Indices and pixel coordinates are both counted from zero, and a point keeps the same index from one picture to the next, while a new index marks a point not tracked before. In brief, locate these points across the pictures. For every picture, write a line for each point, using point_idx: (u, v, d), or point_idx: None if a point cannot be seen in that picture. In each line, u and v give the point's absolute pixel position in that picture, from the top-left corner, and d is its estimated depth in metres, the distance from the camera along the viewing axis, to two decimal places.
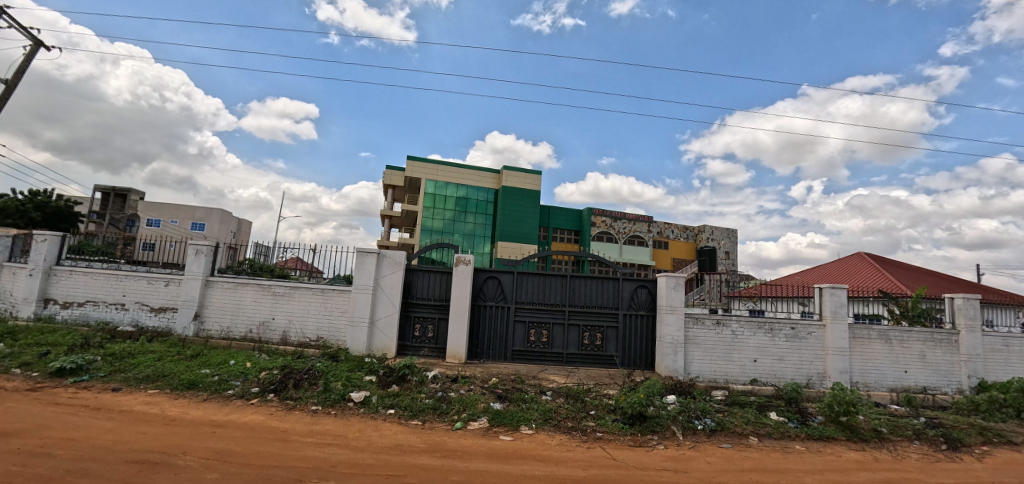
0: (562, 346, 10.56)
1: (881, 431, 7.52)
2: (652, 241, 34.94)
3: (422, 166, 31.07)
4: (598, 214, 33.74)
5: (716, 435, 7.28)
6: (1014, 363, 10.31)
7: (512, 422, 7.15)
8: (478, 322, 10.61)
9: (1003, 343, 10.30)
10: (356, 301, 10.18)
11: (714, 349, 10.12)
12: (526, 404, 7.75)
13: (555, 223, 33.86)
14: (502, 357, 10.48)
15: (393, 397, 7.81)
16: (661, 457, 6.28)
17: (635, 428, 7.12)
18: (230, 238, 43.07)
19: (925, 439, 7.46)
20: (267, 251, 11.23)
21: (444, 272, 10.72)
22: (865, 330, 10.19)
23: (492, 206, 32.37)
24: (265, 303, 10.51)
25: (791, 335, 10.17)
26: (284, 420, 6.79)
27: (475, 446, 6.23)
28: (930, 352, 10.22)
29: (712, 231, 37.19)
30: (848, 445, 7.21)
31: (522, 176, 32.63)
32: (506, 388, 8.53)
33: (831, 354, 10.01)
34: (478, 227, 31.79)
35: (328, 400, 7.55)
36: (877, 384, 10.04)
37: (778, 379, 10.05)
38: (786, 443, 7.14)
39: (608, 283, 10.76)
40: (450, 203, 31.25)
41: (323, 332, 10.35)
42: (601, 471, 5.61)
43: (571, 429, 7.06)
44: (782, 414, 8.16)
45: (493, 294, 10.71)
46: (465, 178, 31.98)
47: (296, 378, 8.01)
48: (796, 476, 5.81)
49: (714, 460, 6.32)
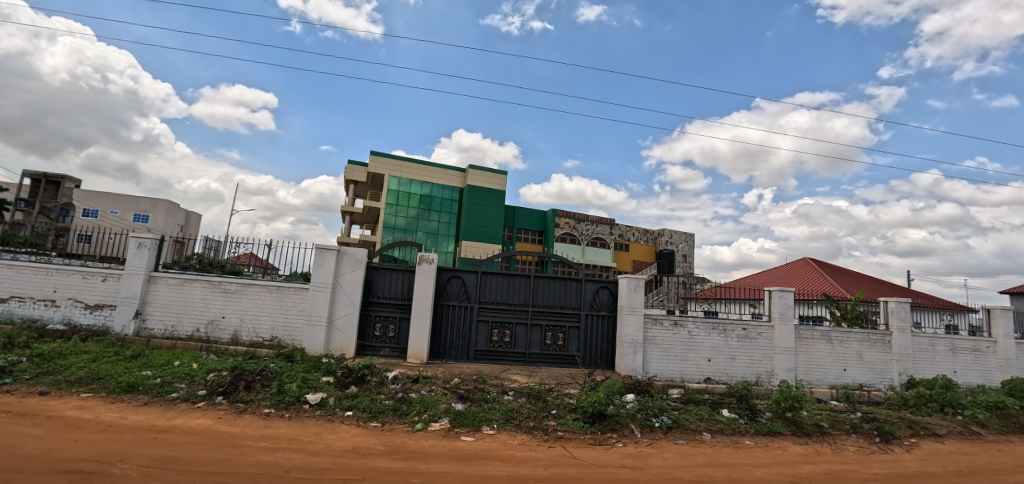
0: (525, 346, 10.60)
1: (822, 426, 8.00)
2: (614, 244, 35.75)
3: (386, 163, 30.39)
4: (562, 216, 34.20)
5: (672, 432, 7.51)
6: (938, 362, 11.24)
7: (474, 422, 7.09)
8: (440, 322, 10.47)
9: (929, 343, 11.21)
10: (314, 300, 9.81)
11: (671, 349, 10.44)
12: (488, 405, 7.71)
13: (519, 224, 34.00)
14: (465, 357, 10.40)
15: (352, 398, 7.57)
16: (621, 455, 6.41)
17: (595, 426, 7.25)
18: (177, 231, 40.52)
19: (861, 433, 8.02)
20: (218, 245, 10.64)
21: (408, 270, 10.52)
22: (810, 330, 10.84)
23: (457, 205, 32.12)
24: (215, 301, 9.94)
25: (742, 336, 10.66)
26: (234, 425, 6.45)
27: (436, 448, 6.15)
28: (866, 352, 10.97)
29: (671, 235, 38.51)
30: (793, 439, 7.63)
31: (487, 176, 32.55)
32: (468, 389, 8.46)
33: (778, 354, 10.58)
34: (442, 227, 31.47)
35: (282, 402, 7.22)
36: (819, 382, 10.69)
37: (730, 377, 10.50)
38: (736, 439, 7.47)
39: (571, 283, 10.88)
40: (414, 200, 30.73)
41: (278, 331, 9.91)
42: (561, 470, 5.65)
43: (533, 429, 7.08)
44: (733, 411, 8.52)
45: (456, 293, 10.60)
46: (430, 176, 31.55)
47: (247, 380, 7.63)
48: (746, 470, 6.08)
49: (670, 456, 6.52)
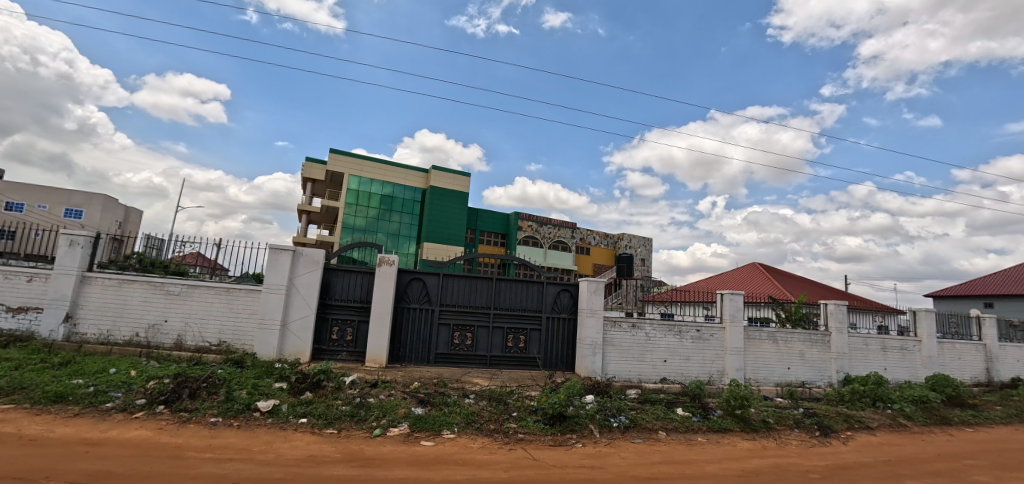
0: (486, 349, 10.57)
1: (768, 422, 8.44)
2: (575, 247, 36.28)
3: (345, 161, 29.53)
4: (525, 219, 34.39)
5: (629, 431, 7.71)
6: (871, 360, 12.13)
7: (434, 426, 6.99)
8: (400, 325, 10.27)
9: (863, 343, 12.08)
10: (266, 302, 9.39)
11: (629, 350, 10.71)
12: (448, 408, 7.62)
13: (482, 226, 33.91)
14: (425, 360, 10.25)
15: (306, 405, 7.28)
16: (580, 455, 6.51)
17: (555, 428, 7.32)
18: (113, 227, 37.67)
19: (802, 427, 8.52)
20: (161, 244, 9.90)
21: (368, 272, 10.26)
22: (757, 332, 11.43)
23: (418, 206, 31.62)
24: (157, 303, 9.31)
25: (696, 337, 11.09)
26: (176, 435, 6.05)
27: (395, 453, 6.02)
28: (808, 351, 11.68)
29: (630, 239, 39.58)
30: (741, 435, 8.01)
31: (450, 177, 32.25)
32: (428, 392, 8.34)
33: (729, 354, 11.10)
34: (403, 227, 30.88)
35: (230, 411, 6.84)
36: (765, 380, 11.29)
37: (684, 377, 10.89)
38: (689, 436, 7.76)
39: (533, 286, 10.96)
40: (373, 200, 29.99)
41: (226, 336, 9.40)
42: (522, 472, 5.67)
43: (493, 432, 7.07)
44: (687, 409, 8.84)
45: (417, 296, 10.44)
46: (391, 175, 30.91)
47: (192, 387, 7.18)
48: (700, 466, 6.32)
49: (627, 455, 6.68)
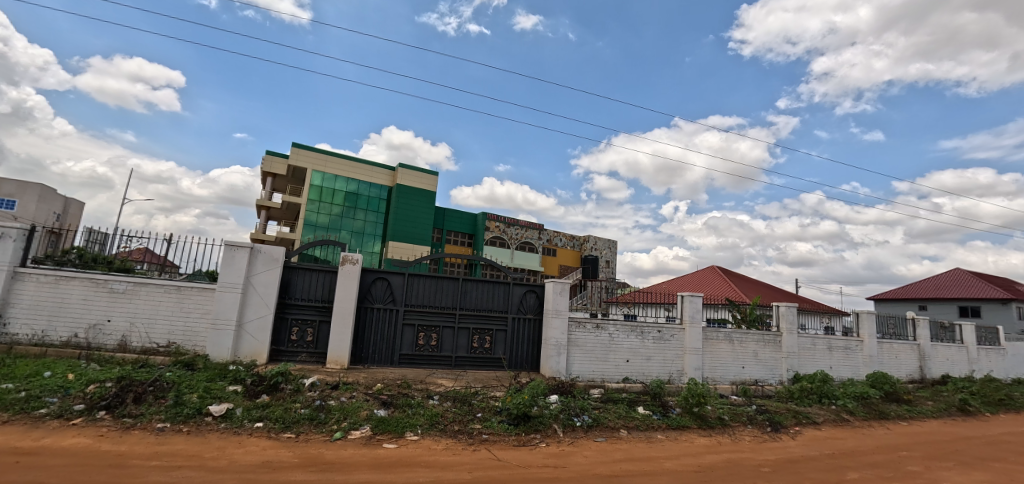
0: (451, 350, 10.50)
1: (723, 419, 8.77)
2: (541, 248, 36.57)
3: (308, 156, 28.68)
4: (492, 220, 34.38)
5: (592, 430, 7.84)
6: (818, 359, 12.81)
7: (397, 428, 6.88)
8: (363, 325, 10.05)
9: (811, 343, 12.76)
10: (221, 301, 8.98)
11: (593, 350, 10.87)
12: (412, 410, 7.52)
13: (449, 226, 33.64)
14: (388, 361, 10.07)
15: (263, 409, 7.01)
16: (544, 454, 6.56)
17: (520, 428, 7.35)
18: (50, 220, 35.03)
19: (755, 423, 8.90)
20: (105, 239, 9.28)
21: (330, 271, 9.98)
22: (715, 332, 11.88)
23: (384, 204, 31.05)
24: (99, 302, 8.74)
25: (657, 337, 11.40)
26: (119, 443, 5.69)
27: (356, 457, 5.88)
28: (761, 351, 12.23)
29: (596, 242, 40.26)
30: (698, 432, 8.29)
31: (417, 175, 31.83)
32: (391, 394, 8.19)
33: (688, 354, 11.47)
34: (368, 226, 30.26)
35: (179, 416, 6.49)
36: (721, 379, 11.74)
37: (645, 376, 11.16)
38: (649, 434, 7.97)
39: (499, 287, 10.97)
40: (337, 197, 29.20)
41: (176, 336, 8.93)
42: (486, 472, 5.67)
43: (457, 433, 7.03)
44: (648, 407, 9.07)
45: (381, 296, 10.24)
46: (357, 172, 30.22)
47: (137, 392, 6.77)
48: (658, 462, 6.51)
49: (590, 453, 6.79)
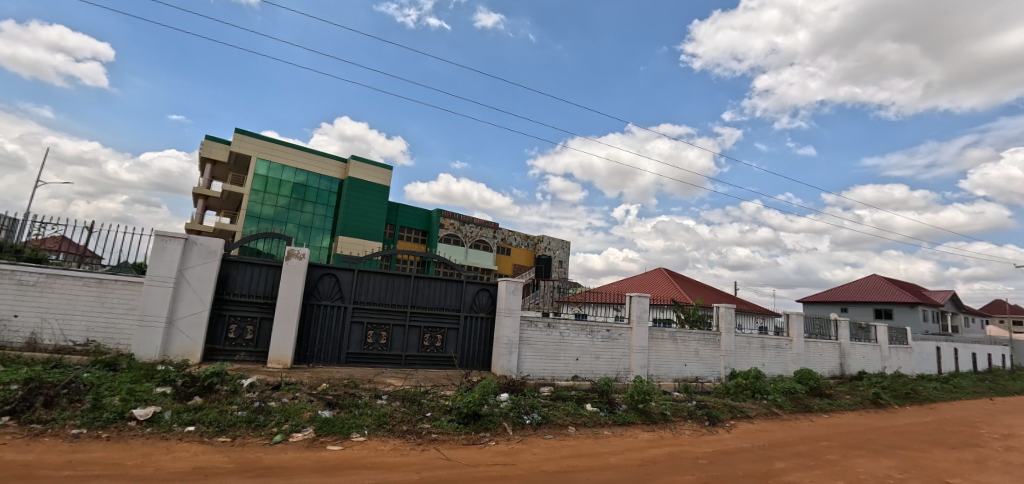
0: (401, 348, 10.29)
1: (666, 415, 9.14)
2: (496, 247, 36.63)
3: (253, 143, 27.23)
4: (447, 217, 34.05)
5: (541, 427, 7.93)
6: (753, 357, 13.64)
7: (342, 429, 6.66)
8: (308, 322, 9.65)
9: (746, 341, 13.57)
10: (149, 296, 8.33)
11: (544, 349, 11.00)
12: (359, 410, 7.30)
13: (402, 222, 32.96)
14: (335, 360, 9.73)
15: (195, 412, 6.57)
16: (493, 453, 6.57)
17: (469, 426, 7.32)
18: None
19: (695, 418, 9.35)
20: (13, 224, 8.44)
21: (274, 265, 9.52)
22: (660, 331, 12.37)
23: (335, 197, 29.98)
24: (5, 295, 7.88)
25: (606, 336, 11.71)
26: (25, 452, 5.14)
27: (297, 460, 5.63)
28: (702, 349, 12.85)
29: (549, 242, 40.81)
30: (642, 427, 8.60)
31: (370, 169, 30.97)
32: (337, 394, 7.92)
33: (634, 352, 11.87)
34: (316, 219, 29.08)
35: (97, 421, 5.96)
36: (665, 376, 12.23)
37: (594, 374, 11.43)
38: (596, 430, 8.17)
39: (452, 285, 10.87)
40: (284, 188, 27.89)
41: (96, 334, 8.20)
42: (434, 472, 5.59)
43: (405, 433, 6.90)
44: (595, 404, 9.30)
45: (329, 293, 9.88)
46: (306, 163, 28.99)
47: (48, 395, 6.15)
48: (604, 457, 6.69)
49: (538, 450, 6.87)
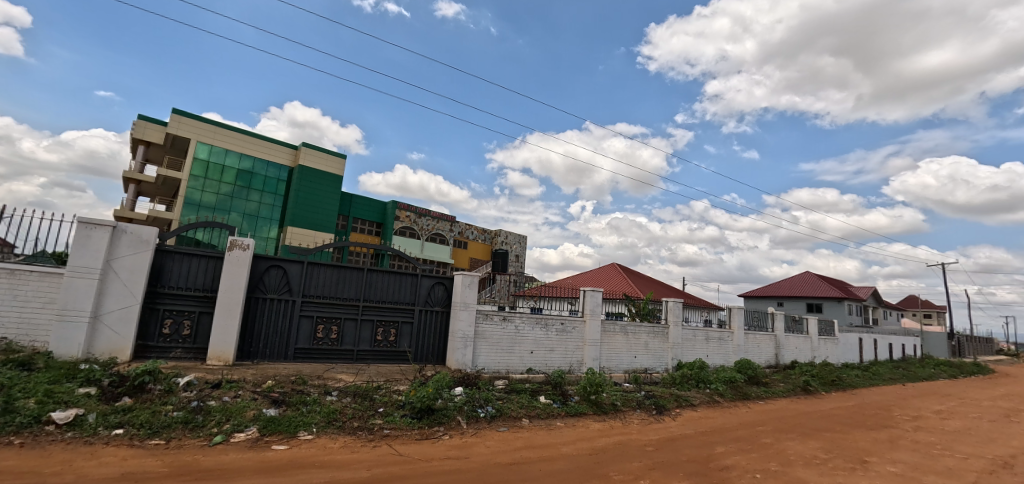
0: (352, 343, 10.01)
1: (616, 405, 9.43)
2: (452, 240, 36.32)
3: (193, 126, 25.59)
4: (403, 209, 33.39)
5: (495, 420, 7.97)
6: (698, 348, 14.31)
7: (289, 428, 6.40)
8: (252, 317, 9.19)
9: (692, 334, 14.22)
10: (71, 289, 7.65)
11: (499, 343, 11.04)
12: (307, 407, 7.04)
13: (356, 213, 31.98)
14: (281, 356, 9.33)
15: (123, 413, 6.10)
16: (446, 447, 6.54)
17: (422, 421, 7.25)
18: None
19: (643, 408, 9.70)
20: None
21: (215, 256, 8.99)
22: (612, 325, 12.74)
23: (284, 185, 28.64)
24: None
25: (560, 329, 11.90)
26: None
27: (238, 462, 5.36)
28: (651, 341, 13.34)
29: (506, 236, 40.95)
30: (594, 418, 8.83)
31: (322, 157, 29.82)
32: (283, 391, 7.59)
33: (587, 345, 12.16)
34: (263, 208, 27.70)
35: (8, 426, 5.41)
36: (616, 367, 12.61)
37: (548, 367, 11.60)
38: (549, 422, 8.31)
39: (406, 278, 10.69)
40: (227, 175, 26.35)
41: (7, 330, 7.43)
42: (385, 468, 5.49)
43: (356, 429, 6.73)
44: (549, 397, 9.45)
45: (275, 286, 9.45)
46: (252, 148, 27.50)
47: None
48: (556, 448, 6.82)
49: (492, 443, 6.91)
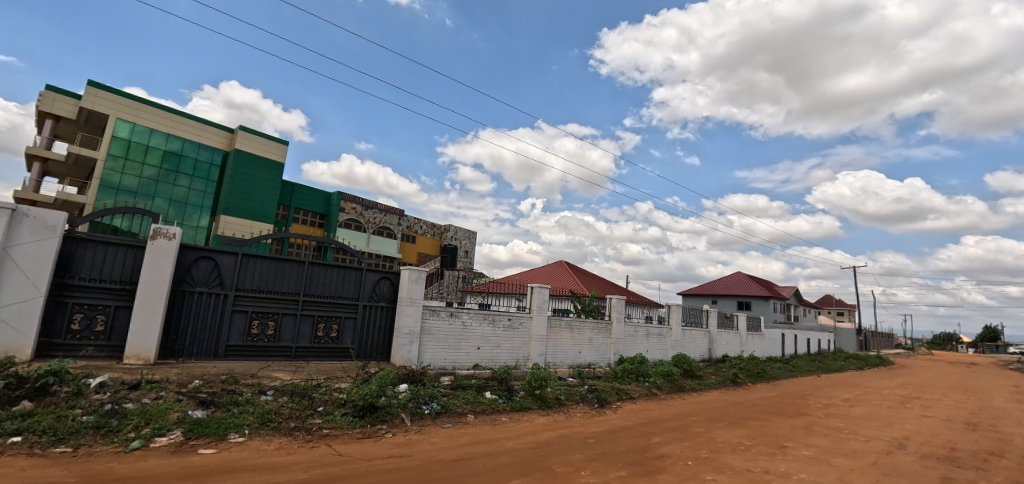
0: (290, 339, 9.55)
1: (560, 399, 9.63)
2: (400, 234, 35.55)
3: (113, 101, 23.42)
4: (349, 201, 32.24)
5: (440, 417, 7.90)
6: (638, 343, 14.91)
7: (218, 430, 6.01)
8: (178, 312, 8.53)
9: (633, 330, 14.79)
10: None
11: (445, 339, 10.92)
12: (238, 408, 6.64)
13: (297, 203, 30.49)
14: (211, 354, 8.74)
15: (21, 419, 5.47)
16: (389, 445, 6.40)
17: (365, 419, 7.05)
18: None
19: (586, 401, 9.98)
20: None
21: (136, 246, 8.26)
22: (558, 321, 12.99)
23: (218, 171, 26.69)
24: None
25: (507, 325, 11.97)
26: None
27: (159, 468, 4.97)
28: (595, 337, 13.73)
29: (456, 231, 40.63)
30: (538, 412, 8.97)
31: (262, 143, 28.17)
32: (212, 391, 7.11)
33: (533, 341, 12.32)
34: (193, 194, 25.70)
35: None
36: (561, 362, 12.88)
37: (494, 362, 11.63)
38: (494, 417, 8.35)
39: (351, 273, 10.34)
40: (152, 156, 24.28)
41: None
42: (324, 469, 5.29)
43: (293, 430, 6.43)
44: (494, 392, 9.49)
45: (205, 279, 8.82)
46: (182, 129, 25.47)
47: None
48: (501, 443, 6.86)
49: (436, 440, 6.84)
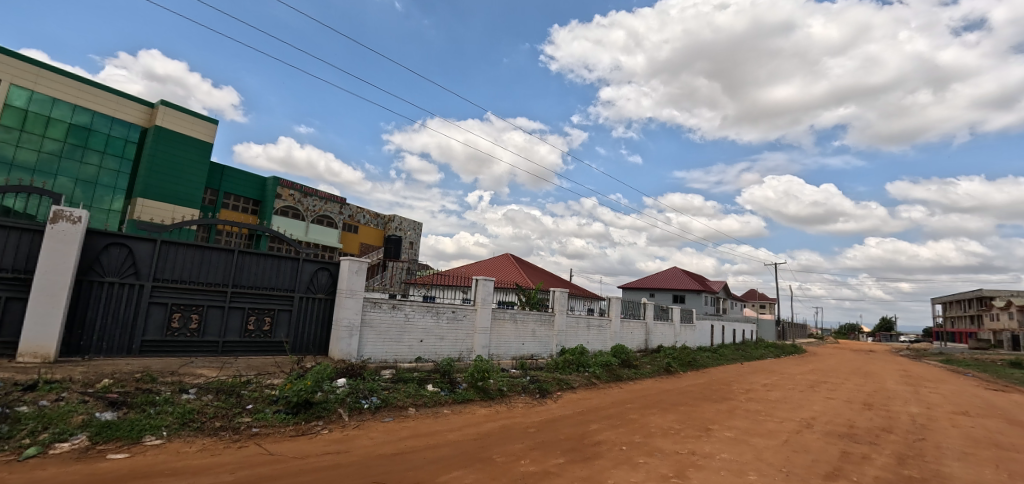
0: (216, 334, 8.94)
1: (502, 390, 9.72)
2: (342, 223, 34.23)
3: (6, 64, 20.69)
4: (285, 186, 30.52)
5: (380, 411, 7.72)
6: (579, 334, 15.35)
7: (130, 433, 5.52)
8: (84, 305, 7.71)
9: (575, 321, 15.23)
10: None
11: (387, 331, 10.66)
12: (155, 409, 6.13)
13: (227, 187, 28.47)
14: (123, 350, 7.99)
15: None
16: (325, 442, 6.17)
17: (299, 416, 6.76)
18: None
19: (528, 392, 10.14)
20: None
21: (32, 229, 7.37)
22: (502, 312, 13.09)
23: (135, 149, 24.33)
24: None
25: (451, 317, 11.90)
26: None
27: (62, 477, 4.50)
28: (538, 329, 13.98)
29: (401, 222, 39.68)
30: (480, 403, 9.01)
31: (187, 120, 25.99)
32: (125, 391, 6.52)
33: (477, 333, 12.34)
34: (105, 173, 23.23)
35: None
36: (504, 354, 13.00)
37: (437, 355, 11.54)
38: (436, 409, 8.30)
39: (285, 263, 9.83)
40: (54, 129, 21.71)
41: None
42: (252, 470, 5.01)
43: (218, 430, 6.04)
44: (436, 385, 9.39)
45: (117, 268, 8.03)
46: (91, 100, 22.93)
47: None
48: (442, 435, 6.83)
49: (375, 435, 6.68)
